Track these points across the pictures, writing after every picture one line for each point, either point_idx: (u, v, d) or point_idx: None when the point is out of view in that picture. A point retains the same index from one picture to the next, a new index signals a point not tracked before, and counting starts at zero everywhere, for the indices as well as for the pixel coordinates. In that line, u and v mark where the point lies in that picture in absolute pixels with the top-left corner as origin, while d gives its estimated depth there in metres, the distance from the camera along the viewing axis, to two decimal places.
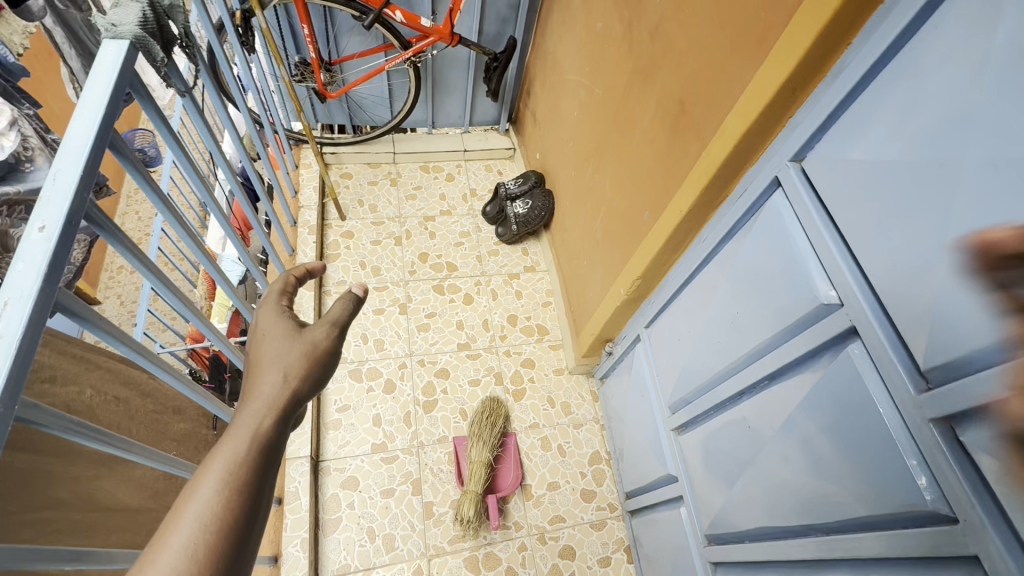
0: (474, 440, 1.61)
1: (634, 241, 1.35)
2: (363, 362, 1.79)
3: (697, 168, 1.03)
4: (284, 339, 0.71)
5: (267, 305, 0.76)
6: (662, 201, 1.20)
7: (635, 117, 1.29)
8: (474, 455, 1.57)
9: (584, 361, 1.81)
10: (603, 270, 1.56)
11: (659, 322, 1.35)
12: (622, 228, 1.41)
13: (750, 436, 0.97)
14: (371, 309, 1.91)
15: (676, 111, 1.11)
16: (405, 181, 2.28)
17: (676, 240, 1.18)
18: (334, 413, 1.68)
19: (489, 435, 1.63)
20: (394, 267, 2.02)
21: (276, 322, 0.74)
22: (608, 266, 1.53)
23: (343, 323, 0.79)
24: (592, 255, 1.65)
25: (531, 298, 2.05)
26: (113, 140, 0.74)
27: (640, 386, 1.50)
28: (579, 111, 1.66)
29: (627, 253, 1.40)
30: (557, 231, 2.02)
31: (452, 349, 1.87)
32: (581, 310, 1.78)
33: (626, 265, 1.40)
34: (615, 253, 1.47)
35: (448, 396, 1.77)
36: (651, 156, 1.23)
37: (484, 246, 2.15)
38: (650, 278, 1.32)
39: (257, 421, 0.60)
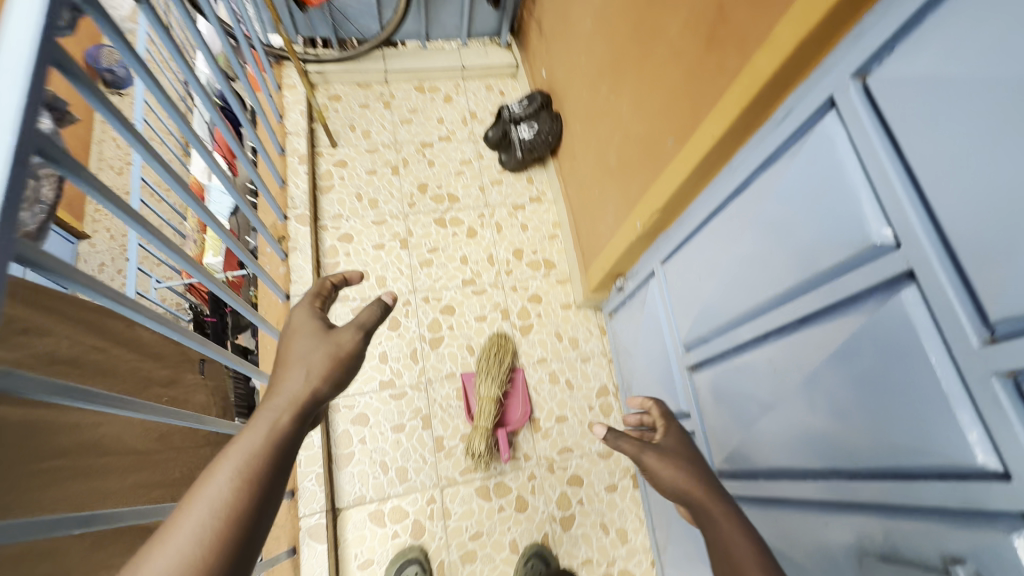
0: (482, 377, 1.62)
1: (654, 170, 1.25)
2: (366, 299, 1.74)
3: (737, 87, 0.91)
4: (313, 338, 0.80)
5: (301, 308, 0.86)
6: (690, 123, 1.08)
7: (662, 24, 1.12)
8: (483, 392, 1.58)
9: (592, 296, 1.76)
10: (618, 200, 1.46)
11: (676, 258, 1.28)
12: (641, 154, 1.30)
13: (774, 379, 0.94)
14: (371, 244, 1.82)
15: (714, 14, 0.95)
16: (399, 103, 2.09)
17: (703, 169, 1.07)
18: None
19: (497, 371, 1.63)
20: (392, 199, 1.91)
21: (306, 324, 0.83)
22: (623, 196, 1.43)
23: (369, 328, 0.87)
24: (604, 184, 1.54)
25: (538, 231, 1.96)
26: (58, 58, 0.62)
27: (652, 322, 1.47)
28: (594, 21, 1.48)
29: (647, 182, 1.29)
30: (564, 158, 1.88)
31: (456, 284, 1.81)
32: (592, 244, 1.70)
33: (643, 197, 1.31)
34: (633, 182, 1.36)
35: (455, 332, 1.74)
36: (679, 71, 1.08)
37: (487, 175, 2.02)
38: (671, 210, 1.23)
39: (276, 417, 0.67)
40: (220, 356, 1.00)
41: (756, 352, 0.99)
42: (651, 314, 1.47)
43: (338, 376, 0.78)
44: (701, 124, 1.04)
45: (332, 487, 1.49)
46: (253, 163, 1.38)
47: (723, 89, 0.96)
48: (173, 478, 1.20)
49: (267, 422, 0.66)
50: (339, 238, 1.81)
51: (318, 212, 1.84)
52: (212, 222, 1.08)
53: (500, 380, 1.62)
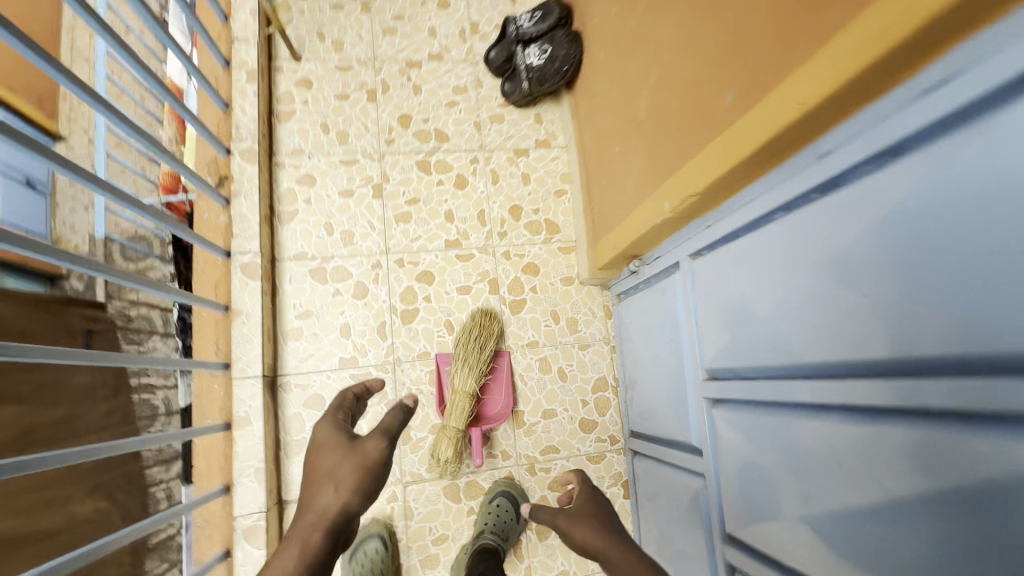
0: (457, 363, 1.37)
1: (696, 133, 0.90)
2: (328, 259, 1.45)
3: (866, 25, 0.55)
4: (340, 451, 0.84)
5: (325, 419, 0.91)
6: (769, 67, 0.71)
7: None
8: (456, 383, 1.34)
9: (600, 273, 1.46)
10: (643, 164, 1.11)
11: (714, 254, 0.97)
12: (683, 104, 0.93)
13: (847, 471, 0.68)
14: (336, 191, 1.50)
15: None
16: (381, 6, 1.66)
17: (775, 146, 0.73)
18: (294, 320, 1.40)
19: (476, 357, 1.38)
20: (366, 134, 1.56)
21: (332, 434, 0.88)
22: (651, 158, 1.07)
23: (394, 431, 0.90)
24: (627, 138, 1.18)
25: (542, 184, 1.62)
26: None
27: (667, 320, 1.18)
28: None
29: (684, 150, 0.94)
30: (582, 95, 1.49)
31: (438, 247, 1.51)
32: (604, 212, 1.38)
33: (681, 165, 0.96)
34: (666, 142, 1.00)
35: (432, 305, 1.47)
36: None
37: (485, 109, 1.64)
38: (714, 196, 0.90)
39: (309, 535, 0.76)
40: (76, 355, 0.79)
41: (823, 418, 0.71)
42: (666, 312, 1.18)
43: (371, 487, 0.82)
44: (789, 72, 0.67)
45: (278, 477, 1.31)
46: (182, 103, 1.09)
47: (839, 17, 0.59)
48: (50, 478, 0.97)
49: (299, 542, 0.75)
50: (299, 180, 1.49)
51: (274, 145, 1.51)
52: (103, 190, 0.84)
53: (481, 368, 1.37)
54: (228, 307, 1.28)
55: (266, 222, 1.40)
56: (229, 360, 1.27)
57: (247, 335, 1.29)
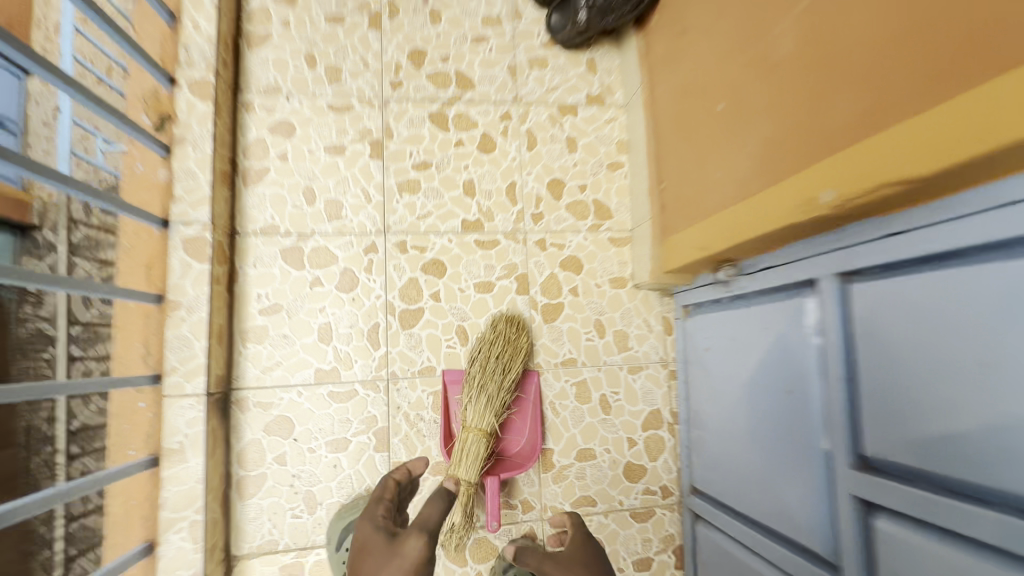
0: (471, 389, 1.03)
1: (931, 75, 0.53)
2: (306, 238, 1.09)
3: None
4: (380, 557, 0.84)
5: (366, 517, 0.90)
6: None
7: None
8: (468, 416, 1.00)
9: (665, 277, 1.10)
10: (781, 126, 0.72)
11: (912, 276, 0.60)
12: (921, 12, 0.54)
13: None
14: (322, 145, 1.13)
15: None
16: None
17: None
18: (258, 316, 1.05)
19: (498, 382, 1.03)
20: (365, 71, 1.17)
21: (372, 535, 0.87)
22: (805, 114, 0.69)
23: (433, 524, 0.89)
24: (750, 87, 0.79)
25: (591, 153, 1.24)
26: None
27: (777, 360, 0.82)
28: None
29: (886, 107, 0.57)
30: (658, 34, 1.10)
31: (453, 228, 1.15)
32: (685, 197, 0.99)
33: (890, 120, 0.57)
34: (855, 85, 0.61)
35: (440, 305, 1.12)
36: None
37: (523, 49, 1.24)
38: (940, 187, 0.54)
39: None
40: None
41: None
42: (779, 349, 0.82)
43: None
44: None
45: (225, 526, 0.99)
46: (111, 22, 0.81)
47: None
48: None
49: None
50: (272, 128, 1.12)
51: (240, 77, 1.12)
52: None
53: (502, 398, 1.03)
54: (160, 297, 0.95)
55: (223, 181, 1.03)
56: (161, 372, 0.93)
57: (187, 338, 0.94)
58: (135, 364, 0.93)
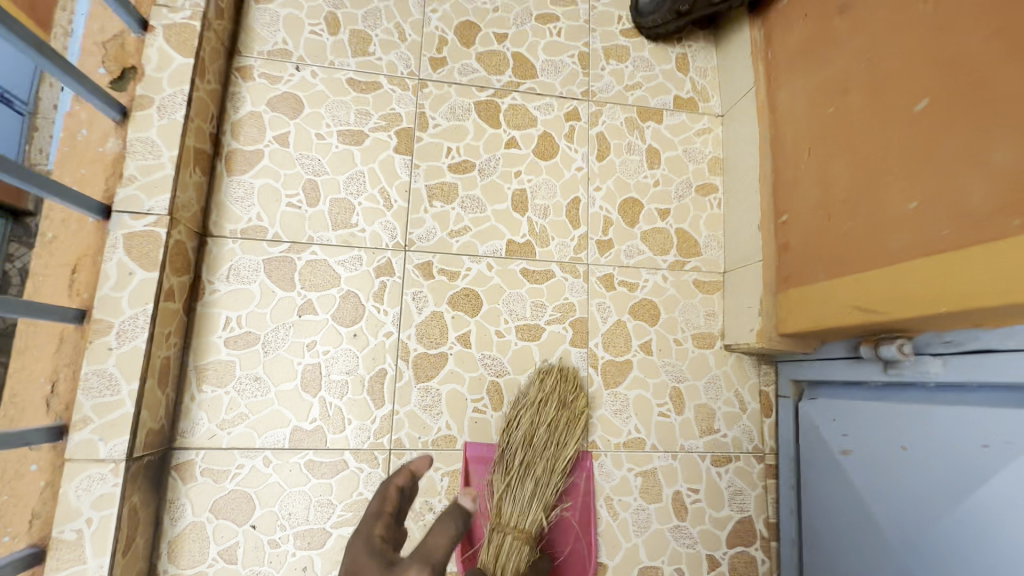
0: (510, 468, 0.75)
1: None
2: (300, 248, 0.82)
3: None
4: None
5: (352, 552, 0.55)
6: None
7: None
8: (506, 508, 0.73)
9: (778, 341, 0.81)
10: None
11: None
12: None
13: None
14: (335, 130, 0.87)
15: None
16: None
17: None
18: (222, 348, 0.77)
19: (547, 461, 0.76)
20: (400, 42, 0.92)
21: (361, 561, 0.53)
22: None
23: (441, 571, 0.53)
24: (1003, 69, 0.51)
25: (677, 171, 0.96)
26: None
27: (1013, 503, 0.51)
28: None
29: None
30: (788, 22, 0.84)
31: (494, 250, 0.87)
32: (832, 234, 0.71)
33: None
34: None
35: (470, 353, 0.83)
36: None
37: (599, 35, 0.99)
38: None
39: None
40: None
41: None
42: (1020, 482, 0.51)
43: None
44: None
45: None
46: None
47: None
48: None
49: None
50: (272, 102, 0.86)
51: (241, 35, 0.87)
52: None
53: (553, 484, 0.75)
54: (84, 314, 0.67)
55: (195, 163, 0.77)
56: (67, 423, 0.65)
57: (110, 374, 0.66)
58: (33, 410, 0.64)
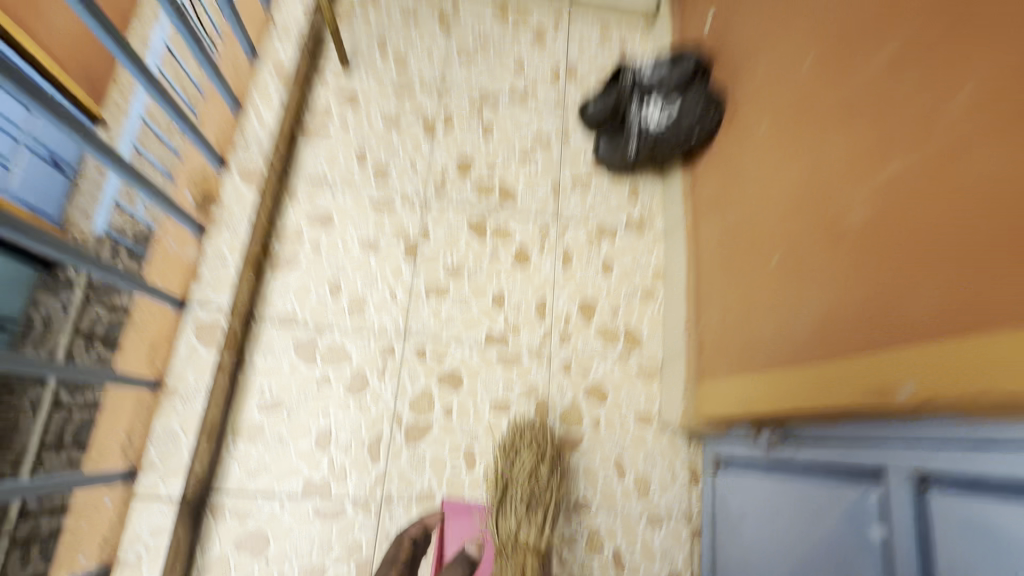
0: (515, 502, 0.89)
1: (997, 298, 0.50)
2: (323, 332, 1.04)
3: None
4: None
5: None
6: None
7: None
8: (520, 533, 0.85)
9: (696, 422, 1.02)
10: (848, 298, 0.68)
11: (999, 504, 0.50)
12: (1013, 203, 0.49)
13: None
14: (357, 239, 1.12)
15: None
16: (463, 26, 1.34)
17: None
18: (255, 411, 0.98)
19: (545, 496, 0.90)
20: (413, 174, 1.19)
21: None
22: (878, 287, 0.63)
23: None
24: (812, 247, 0.76)
25: (627, 279, 1.21)
26: None
27: (833, 557, 0.70)
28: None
29: (943, 316, 0.54)
30: (706, 175, 1.10)
31: (475, 339, 1.09)
32: (728, 344, 0.94)
33: (993, 316, 0.50)
34: (941, 272, 0.56)
35: (451, 423, 1.03)
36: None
37: (568, 170, 1.26)
38: (1007, 410, 0.49)
39: None
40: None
41: None
42: (838, 541, 0.70)
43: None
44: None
45: None
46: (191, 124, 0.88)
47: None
48: None
49: None
50: (310, 218, 1.11)
51: (292, 166, 1.14)
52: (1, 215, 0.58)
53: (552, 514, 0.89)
54: (158, 383, 0.89)
55: (252, 266, 1.02)
56: (136, 468, 0.86)
57: (174, 432, 0.88)
58: (112, 454, 0.84)
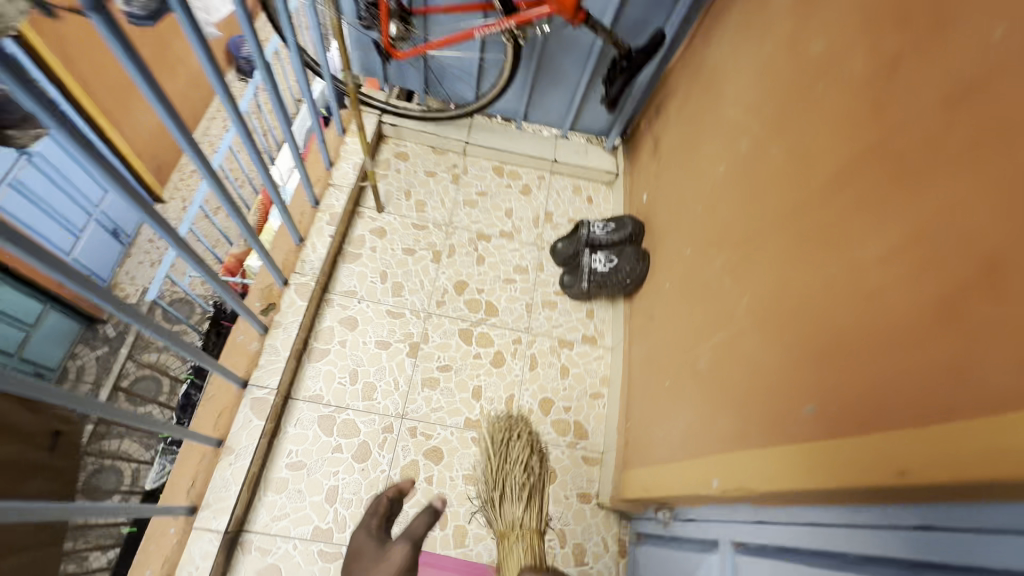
0: (512, 492, 1.11)
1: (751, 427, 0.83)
2: (341, 410, 1.37)
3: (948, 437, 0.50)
4: (369, 564, 1.01)
5: (360, 528, 1.10)
6: (883, 380, 0.60)
7: (874, 191, 0.66)
8: (523, 518, 1.07)
9: (621, 500, 1.30)
10: (698, 417, 1.00)
11: (776, 563, 0.77)
12: (759, 370, 0.84)
13: None
14: (374, 339, 1.48)
15: (1008, 221, 0.49)
16: (469, 180, 1.79)
17: (921, 495, 0.53)
18: (283, 469, 1.29)
19: (534, 482, 1.13)
20: (421, 290, 1.58)
21: (364, 544, 1.05)
22: (710, 417, 0.96)
23: (417, 534, 1.04)
24: (683, 378, 1.10)
25: (579, 381, 1.54)
26: None
27: None
28: (719, 186, 1.10)
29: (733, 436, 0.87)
30: (638, 308, 1.47)
31: (456, 423, 1.41)
32: (642, 442, 1.25)
33: (750, 438, 0.82)
34: (732, 409, 0.89)
35: (431, 489, 1.33)
36: (896, 288, 0.61)
37: (539, 293, 1.65)
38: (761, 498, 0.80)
39: None
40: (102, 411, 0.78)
41: None
42: None
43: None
44: (918, 416, 0.55)
45: None
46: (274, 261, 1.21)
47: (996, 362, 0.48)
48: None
49: None
50: (341, 320, 1.49)
51: (331, 280, 1.53)
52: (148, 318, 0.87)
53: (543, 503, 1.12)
54: (220, 441, 1.19)
55: (296, 357, 1.37)
56: (196, 505, 1.15)
57: (227, 480, 1.18)
58: (179, 495, 1.15)
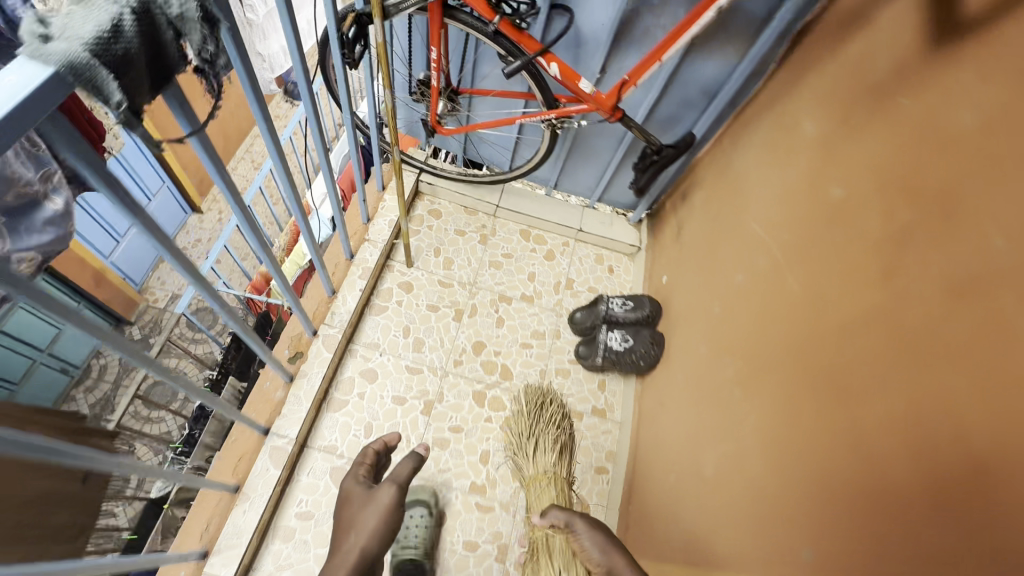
0: (545, 446, 1.38)
1: (751, 556, 0.84)
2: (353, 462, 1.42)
3: None
4: (358, 502, 1.16)
5: (349, 476, 1.23)
6: (883, 550, 0.63)
7: (878, 352, 0.71)
8: (555, 469, 1.35)
9: None
10: (699, 529, 1.02)
11: None
12: (764, 501, 0.86)
13: None
14: (391, 394, 1.53)
15: (1001, 425, 0.54)
16: (496, 242, 1.86)
17: None
18: (292, 518, 1.33)
19: (563, 441, 1.40)
20: (440, 348, 1.64)
21: (354, 486, 1.20)
22: (714, 529, 0.97)
23: (404, 479, 1.21)
24: (688, 482, 1.11)
25: (585, 454, 1.57)
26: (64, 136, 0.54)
27: None
28: (738, 295, 1.14)
29: (734, 561, 0.88)
30: (650, 390, 1.51)
31: (461, 486, 1.45)
32: (641, 533, 1.26)
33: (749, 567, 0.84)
34: (734, 532, 0.91)
35: (432, 551, 1.36)
36: (892, 456, 0.65)
37: (554, 361, 1.69)
38: None
39: (359, 548, 1.04)
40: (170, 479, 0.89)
41: None
42: None
43: (382, 531, 1.09)
44: None
45: None
46: (308, 321, 1.34)
47: (979, 556, 0.53)
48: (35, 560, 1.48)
49: (356, 550, 1.03)
50: (362, 372, 1.55)
51: (356, 332, 1.60)
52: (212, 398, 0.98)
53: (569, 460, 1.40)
54: (237, 488, 1.24)
55: (315, 406, 1.43)
56: (207, 550, 1.20)
57: (240, 527, 1.22)
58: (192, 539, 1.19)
